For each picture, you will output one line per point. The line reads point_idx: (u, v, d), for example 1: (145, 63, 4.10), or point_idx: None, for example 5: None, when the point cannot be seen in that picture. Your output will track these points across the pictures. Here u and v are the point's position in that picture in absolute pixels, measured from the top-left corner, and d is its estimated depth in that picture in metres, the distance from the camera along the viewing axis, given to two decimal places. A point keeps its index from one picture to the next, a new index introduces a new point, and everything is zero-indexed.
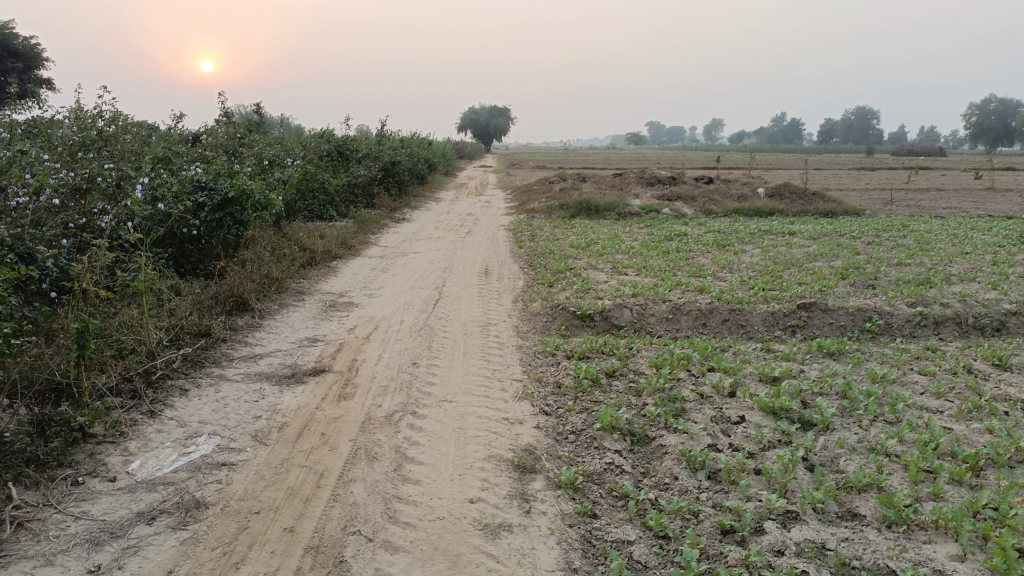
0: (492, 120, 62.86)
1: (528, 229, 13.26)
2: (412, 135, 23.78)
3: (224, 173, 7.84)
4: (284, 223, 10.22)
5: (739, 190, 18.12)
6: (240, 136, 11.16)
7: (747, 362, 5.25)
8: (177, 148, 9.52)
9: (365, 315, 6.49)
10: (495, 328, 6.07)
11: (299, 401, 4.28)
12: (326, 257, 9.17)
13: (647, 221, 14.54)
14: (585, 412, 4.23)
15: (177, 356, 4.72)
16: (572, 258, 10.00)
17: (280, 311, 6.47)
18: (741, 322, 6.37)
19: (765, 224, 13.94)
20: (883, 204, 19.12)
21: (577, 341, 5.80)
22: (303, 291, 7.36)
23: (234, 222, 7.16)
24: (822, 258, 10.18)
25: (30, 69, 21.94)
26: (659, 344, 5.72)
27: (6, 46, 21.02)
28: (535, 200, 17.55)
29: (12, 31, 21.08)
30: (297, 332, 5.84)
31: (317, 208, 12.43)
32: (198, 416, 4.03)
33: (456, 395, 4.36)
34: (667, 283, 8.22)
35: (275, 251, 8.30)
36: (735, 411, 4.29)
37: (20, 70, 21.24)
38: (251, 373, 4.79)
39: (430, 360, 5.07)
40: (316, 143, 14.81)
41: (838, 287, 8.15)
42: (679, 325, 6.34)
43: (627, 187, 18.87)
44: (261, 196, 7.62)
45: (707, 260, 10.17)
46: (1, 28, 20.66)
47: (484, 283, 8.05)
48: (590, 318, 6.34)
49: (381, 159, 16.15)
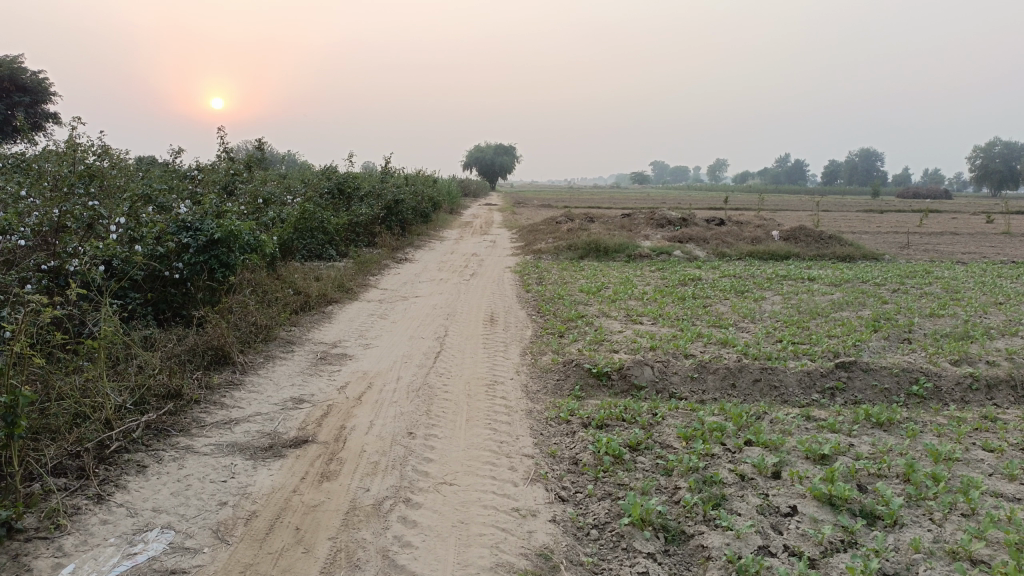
0: (497, 158, 62.90)
1: (535, 271, 12.73)
2: (416, 174, 23.37)
3: (213, 211, 7.32)
4: (280, 264, 9.70)
5: (752, 232, 17.63)
6: (237, 173, 10.71)
7: (788, 435, 4.62)
8: (168, 185, 9.05)
9: (358, 370, 5.89)
10: (501, 387, 5.46)
11: (274, 482, 3.67)
12: (322, 301, 8.63)
13: (658, 264, 13.99)
14: (609, 499, 3.61)
15: (139, 425, 4.13)
16: (583, 304, 9.44)
17: (265, 365, 5.88)
18: (774, 383, 5.75)
19: (782, 269, 13.38)
20: (901, 248, 18.60)
21: (593, 405, 5.19)
22: (293, 340, 6.77)
23: (220, 265, 6.60)
24: (848, 308, 9.60)
25: (38, 103, 21.74)
26: (685, 410, 5.11)
27: (15, 80, 20.86)
28: (543, 240, 17.06)
29: (21, 66, 20.94)
30: (282, 391, 5.24)
31: (317, 248, 11.94)
32: (154, 502, 3.42)
33: (457, 476, 3.74)
34: (687, 334, 7.62)
35: (266, 296, 7.76)
36: (784, 500, 3.66)
37: (25, 105, 20.98)
38: (222, 444, 4.18)
39: (429, 427, 4.45)
40: (318, 180, 14.40)
41: (872, 341, 7.55)
42: (706, 385, 5.72)
43: (637, 229, 18.37)
44: (251, 237, 7.09)
45: (725, 307, 9.59)
46: (9, 64, 20.51)
47: (490, 333, 7.46)
48: (607, 377, 5.73)
49: (384, 197, 15.72)
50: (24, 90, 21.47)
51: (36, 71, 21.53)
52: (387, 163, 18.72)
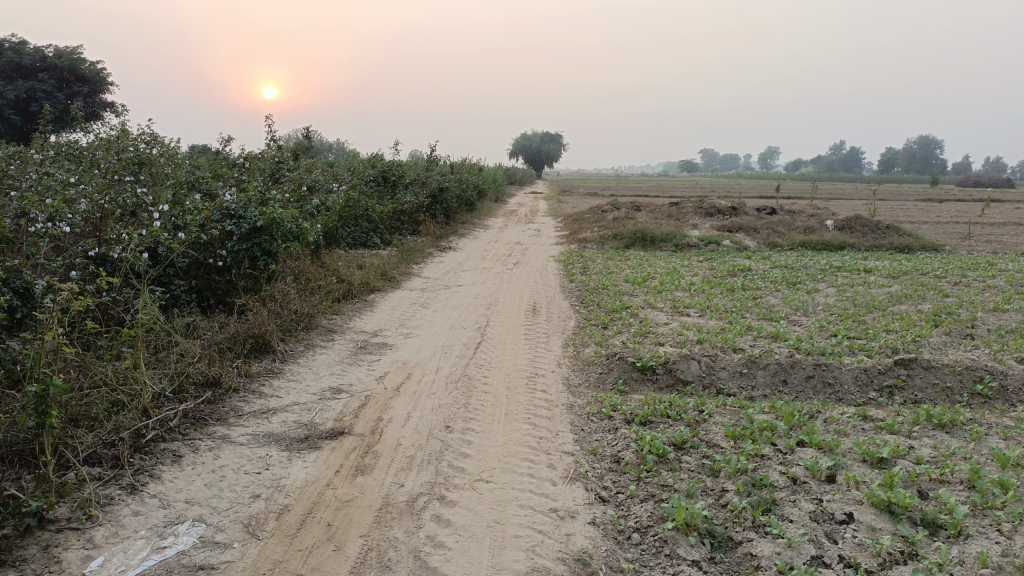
0: (544, 147, 62.58)
1: (579, 260, 12.55)
2: (461, 162, 23.29)
3: (257, 199, 7.33)
4: (324, 252, 9.72)
5: (805, 222, 17.11)
6: (283, 161, 10.76)
7: (843, 436, 4.39)
8: (215, 174, 9.12)
9: (398, 360, 5.82)
10: (542, 380, 5.32)
11: (308, 475, 3.61)
12: (365, 289, 8.61)
13: (707, 254, 13.66)
14: (652, 501, 3.45)
15: (176, 414, 4.12)
16: (628, 294, 9.24)
17: (305, 354, 5.84)
18: (828, 380, 5.50)
19: (836, 260, 12.94)
20: (963, 238, 17.87)
21: (637, 401, 5.02)
22: (334, 329, 6.74)
23: (262, 253, 6.61)
24: (907, 301, 9.20)
25: (97, 94, 22.29)
26: (734, 408, 4.90)
27: (75, 71, 21.41)
28: (588, 228, 16.84)
29: (81, 57, 21.48)
30: (320, 381, 5.19)
31: (361, 236, 11.96)
32: (186, 494, 3.39)
33: (494, 473, 3.62)
34: (736, 327, 7.38)
35: (309, 284, 7.76)
36: (838, 506, 3.45)
37: (84, 95, 21.52)
38: (258, 434, 4.14)
39: (466, 421, 4.35)
40: (363, 168, 14.42)
41: (932, 337, 7.20)
42: (756, 381, 5.50)
43: (684, 217, 18.01)
44: (294, 225, 7.08)
45: (777, 300, 9.28)
46: (70, 55, 21.05)
47: (532, 323, 7.33)
48: (652, 371, 5.54)
49: (429, 185, 15.69)
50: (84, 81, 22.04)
51: (95, 62, 22.05)
52: (432, 152, 18.69)
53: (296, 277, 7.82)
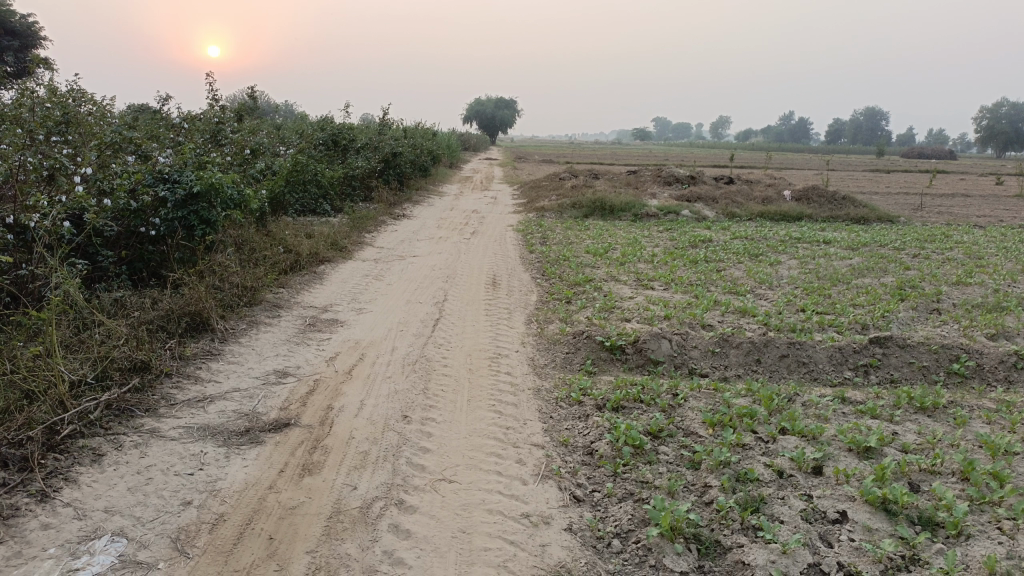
0: (498, 113, 61.71)
1: (538, 229, 12.19)
2: (415, 126, 22.57)
3: (195, 162, 6.77)
4: (270, 220, 9.16)
5: (763, 191, 17.03)
6: (225, 121, 10.08)
7: (826, 423, 4.15)
8: (150, 134, 8.45)
9: (349, 339, 5.40)
10: (505, 361, 4.97)
11: (248, 476, 3.21)
12: (314, 259, 8.12)
13: (667, 224, 13.43)
14: (632, 501, 3.15)
15: (96, 405, 3.65)
16: (590, 266, 8.93)
17: (248, 332, 5.39)
18: (803, 359, 5.28)
19: (796, 231, 12.84)
20: (915, 209, 18.06)
21: (607, 384, 4.71)
22: (280, 304, 6.27)
23: (200, 222, 6.09)
24: (870, 274, 9.10)
25: (28, 49, 20.85)
26: (709, 391, 4.63)
27: (4, 24, 19.98)
28: (546, 196, 16.46)
29: (11, 9, 20.03)
30: (264, 363, 4.75)
31: (311, 202, 11.38)
32: (106, 501, 2.96)
33: (457, 472, 3.27)
34: (703, 302, 7.13)
35: (253, 256, 7.25)
36: (830, 504, 3.20)
37: (15, 49, 20.19)
38: (192, 427, 3.71)
39: (425, 409, 3.98)
40: (312, 131, 13.74)
41: (900, 312, 7.07)
42: (729, 361, 5.24)
43: (643, 186, 17.75)
44: (235, 192, 6.55)
45: (740, 272, 9.08)
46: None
47: (492, 297, 6.96)
48: (621, 351, 5.23)
49: (382, 149, 15.07)
50: (14, 35, 20.58)
51: (26, 15, 20.64)
52: (385, 115, 18.01)
53: (239, 248, 7.29)
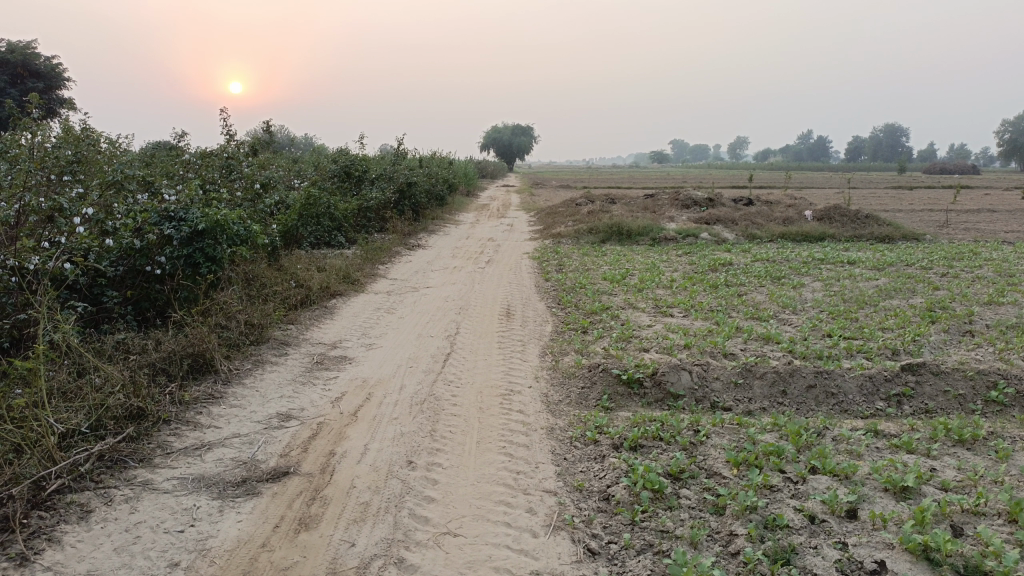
0: (514, 140, 61.95)
1: (554, 256, 12.01)
2: (430, 155, 22.58)
3: (202, 198, 6.69)
4: (282, 254, 9.07)
5: (783, 212, 16.76)
6: (238, 156, 10.06)
7: (858, 460, 3.90)
8: (161, 171, 8.42)
9: (357, 377, 5.23)
10: (518, 398, 4.76)
11: (241, 532, 3.02)
12: (325, 293, 8.00)
13: (685, 247, 13.20)
14: (651, 554, 2.92)
15: (87, 456, 3.50)
16: (607, 293, 8.73)
17: (253, 372, 5.24)
18: (831, 389, 5.02)
19: (818, 252, 12.56)
20: (941, 226, 17.68)
21: (624, 421, 4.48)
22: (288, 341, 6.12)
23: (205, 259, 5.97)
24: (897, 295, 8.80)
25: (53, 89, 21.20)
26: (733, 427, 4.38)
27: (28, 66, 20.32)
28: (562, 222, 16.30)
29: (35, 51, 20.37)
30: (267, 405, 4.59)
31: (325, 235, 11.30)
32: (90, 563, 2.78)
33: (463, 524, 3.07)
34: (724, 329, 6.89)
35: (262, 292, 7.13)
36: (867, 552, 2.94)
37: (39, 90, 20.50)
38: (187, 478, 3.54)
39: (432, 453, 3.78)
40: (326, 164, 13.73)
41: (932, 335, 6.78)
42: (753, 393, 4.99)
43: (660, 210, 17.55)
44: (241, 227, 6.45)
45: (762, 296, 8.82)
46: (23, 48, 19.99)
47: (506, 329, 6.78)
48: (638, 384, 5.01)
49: (396, 179, 15.03)
50: (38, 76, 20.92)
51: (50, 56, 20.97)
52: (400, 145, 18.01)
53: (248, 285, 7.18)
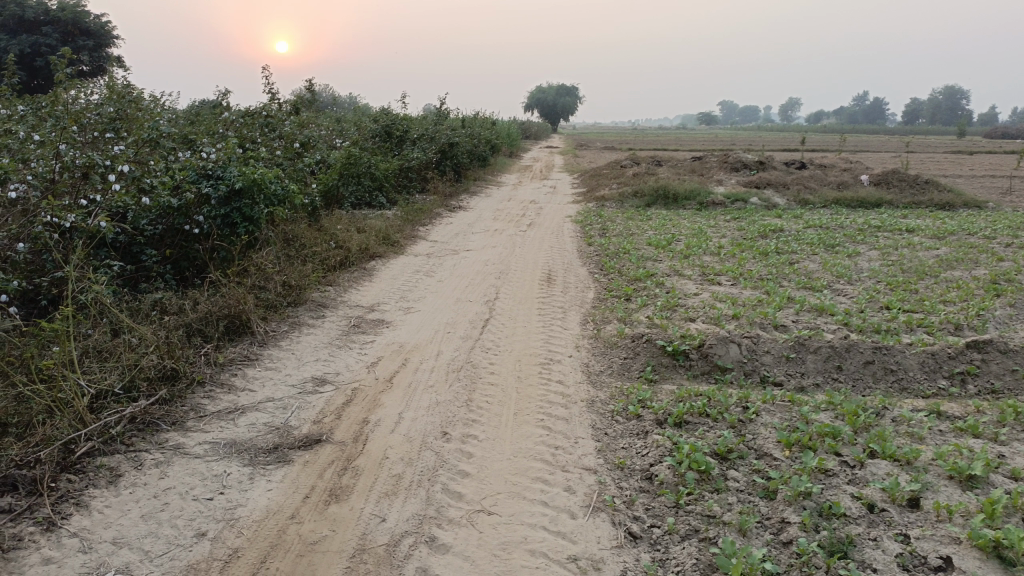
0: (559, 100, 61.00)
1: (598, 220, 11.73)
2: (473, 115, 22.28)
3: (240, 157, 6.61)
4: (322, 214, 9.00)
5: (838, 177, 16.13)
6: (279, 115, 9.96)
7: (921, 444, 3.65)
8: (202, 129, 8.36)
9: (393, 342, 5.12)
10: (557, 368, 4.60)
11: (270, 502, 2.94)
12: (364, 255, 7.90)
13: (734, 213, 12.79)
14: (696, 542, 2.74)
15: (118, 418, 3.45)
16: (652, 259, 8.47)
17: (289, 334, 5.17)
18: (890, 366, 4.75)
19: (874, 219, 12.04)
20: (1005, 193, 16.85)
21: (668, 395, 4.29)
22: (326, 304, 6.04)
23: (242, 219, 5.94)
24: (959, 266, 8.36)
25: (104, 48, 21.35)
26: (784, 405, 4.16)
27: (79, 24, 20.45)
28: (606, 185, 15.96)
29: (85, 9, 20.47)
30: (302, 369, 4.51)
31: (366, 195, 11.20)
32: (116, 530, 2.72)
33: (498, 502, 2.94)
34: (775, 300, 6.62)
35: (301, 253, 7.05)
36: (931, 547, 2.72)
37: (90, 49, 20.65)
38: (218, 443, 3.48)
39: (467, 425, 3.65)
40: (368, 124, 13.59)
41: (997, 310, 6.39)
42: (806, 368, 4.75)
43: (708, 173, 17.06)
44: (279, 187, 6.36)
45: (815, 265, 8.47)
46: (75, 6, 20.12)
47: (546, 295, 6.60)
48: (684, 356, 4.79)
49: (438, 139, 14.83)
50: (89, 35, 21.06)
51: (100, 15, 21.05)
52: (443, 105, 17.75)
53: (287, 246, 7.10)
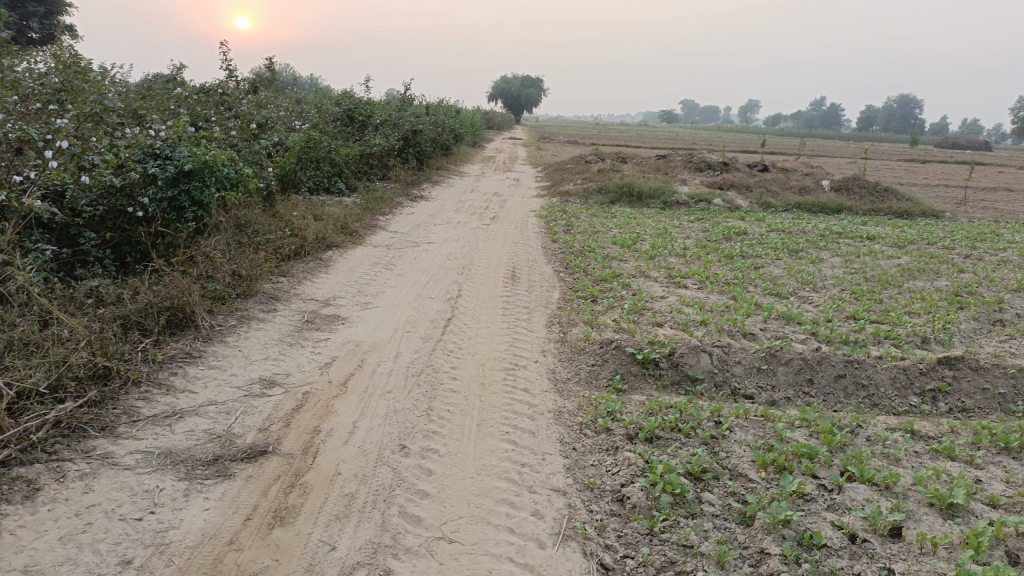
0: (523, 91, 60.72)
1: (562, 215, 11.54)
2: (437, 102, 21.87)
3: (192, 136, 6.22)
4: (278, 200, 8.62)
5: (799, 181, 16.23)
6: (235, 93, 9.51)
7: (898, 468, 3.52)
8: (152, 105, 7.90)
9: (349, 341, 4.84)
10: (522, 374, 4.37)
11: (207, 524, 2.65)
12: (321, 244, 7.57)
13: (698, 213, 12.73)
14: None
15: (40, 423, 3.12)
16: (618, 259, 8.31)
17: (237, 329, 4.84)
18: (861, 381, 4.64)
19: (835, 225, 12.10)
20: (959, 203, 17.19)
21: (638, 406, 4.10)
22: (278, 296, 5.70)
23: (190, 203, 5.52)
24: (921, 276, 8.39)
25: (54, 14, 20.34)
26: (757, 420, 4.01)
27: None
28: (571, 180, 15.78)
29: None
30: (249, 368, 4.20)
31: (325, 180, 10.81)
32: (28, 556, 2.41)
33: (458, 528, 2.71)
34: (742, 305, 6.50)
35: (253, 240, 6.70)
36: None
37: (39, 16, 19.66)
38: (152, 452, 3.17)
39: (427, 437, 3.41)
40: (329, 107, 13.16)
41: (962, 323, 6.38)
42: (777, 381, 4.61)
43: (672, 172, 17.02)
44: (231, 170, 5.99)
45: (780, 270, 8.41)
46: None
47: (510, 294, 6.37)
48: (654, 365, 4.61)
49: (401, 126, 14.46)
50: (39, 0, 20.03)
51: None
52: (407, 91, 17.33)
53: (238, 232, 6.73)
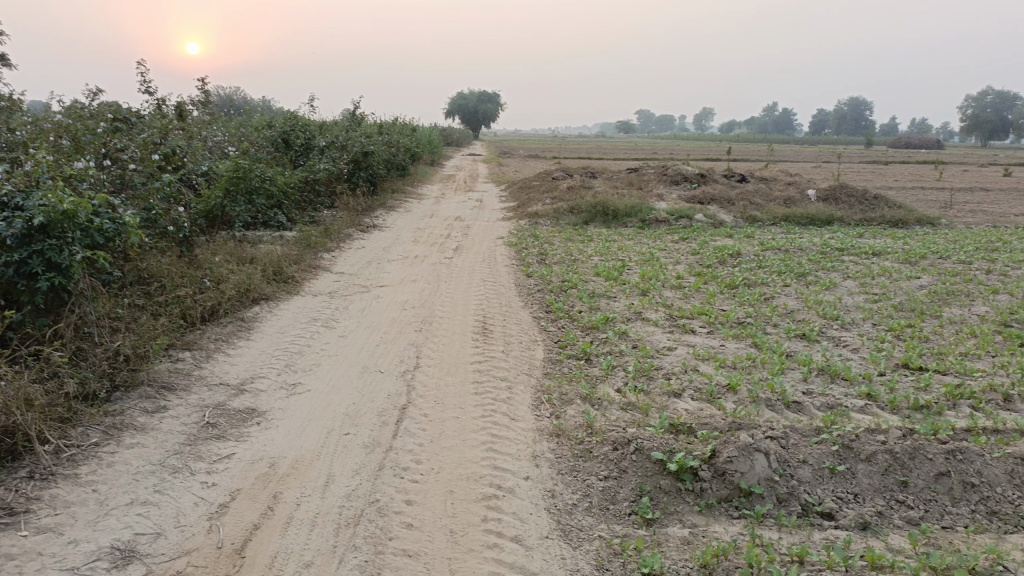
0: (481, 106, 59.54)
1: (534, 242, 10.24)
2: (392, 121, 20.41)
3: (61, 175, 4.76)
4: (196, 242, 7.17)
5: (783, 190, 15.17)
6: (143, 117, 8.00)
7: None
8: (28, 136, 6.39)
9: (262, 457, 3.43)
10: (508, 506, 3.03)
11: None
12: (245, 297, 6.14)
13: (681, 232, 11.53)
14: None
15: None
16: (606, 296, 7.02)
17: (101, 449, 3.40)
18: (971, 479, 3.39)
19: (833, 239, 11.02)
20: (946, 208, 16.35)
21: (685, 554, 2.79)
22: (173, 385, 4.25)
23: (45, 268, 3.98)
24: (954, 301, 7.25)
25: None
26: (861, 569, 2.72)
27: None
28: (539, 199, 14.51)
29: None
30: (100, 529, 2.78)
31: (261, 214, 9.35)
32: None
33: None
34: (770, 356, 5.24)
35: (152, 304, 5.26)
36: None
37: None
38: None
39: None
40: (267, 131, 11.70)
41: None
42: (859, 488, 3.34)
43: (647, 186, 15.86)
44: (106, 221, 4.47)
45: (795, 301, 7.20)
46: None
47: (481, 358, 5.01)
48: (691, 476, 3.30)
49: (351, 148, 13.06)
50: None
51: None
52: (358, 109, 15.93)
53: (134, 294, 5.29)
